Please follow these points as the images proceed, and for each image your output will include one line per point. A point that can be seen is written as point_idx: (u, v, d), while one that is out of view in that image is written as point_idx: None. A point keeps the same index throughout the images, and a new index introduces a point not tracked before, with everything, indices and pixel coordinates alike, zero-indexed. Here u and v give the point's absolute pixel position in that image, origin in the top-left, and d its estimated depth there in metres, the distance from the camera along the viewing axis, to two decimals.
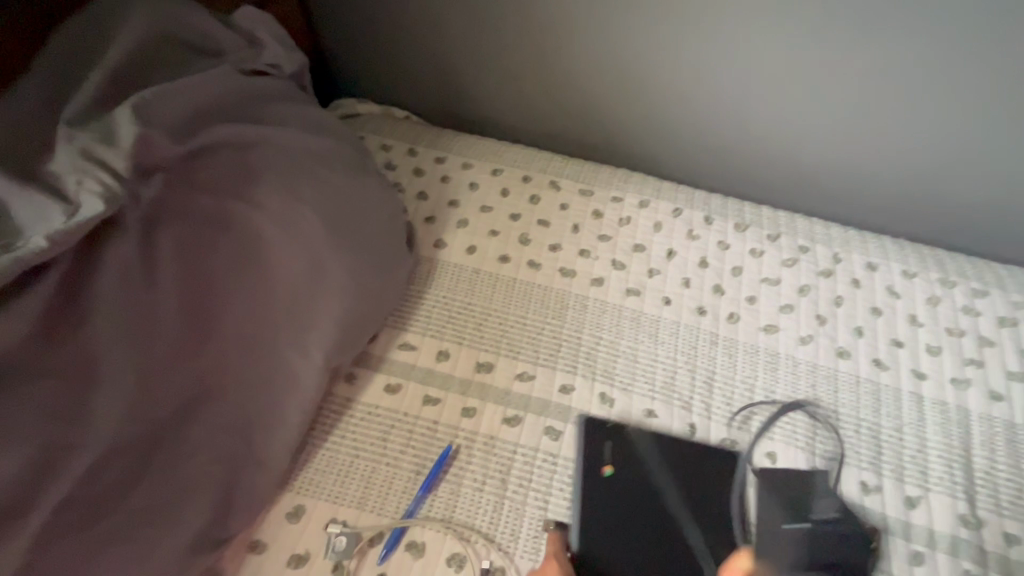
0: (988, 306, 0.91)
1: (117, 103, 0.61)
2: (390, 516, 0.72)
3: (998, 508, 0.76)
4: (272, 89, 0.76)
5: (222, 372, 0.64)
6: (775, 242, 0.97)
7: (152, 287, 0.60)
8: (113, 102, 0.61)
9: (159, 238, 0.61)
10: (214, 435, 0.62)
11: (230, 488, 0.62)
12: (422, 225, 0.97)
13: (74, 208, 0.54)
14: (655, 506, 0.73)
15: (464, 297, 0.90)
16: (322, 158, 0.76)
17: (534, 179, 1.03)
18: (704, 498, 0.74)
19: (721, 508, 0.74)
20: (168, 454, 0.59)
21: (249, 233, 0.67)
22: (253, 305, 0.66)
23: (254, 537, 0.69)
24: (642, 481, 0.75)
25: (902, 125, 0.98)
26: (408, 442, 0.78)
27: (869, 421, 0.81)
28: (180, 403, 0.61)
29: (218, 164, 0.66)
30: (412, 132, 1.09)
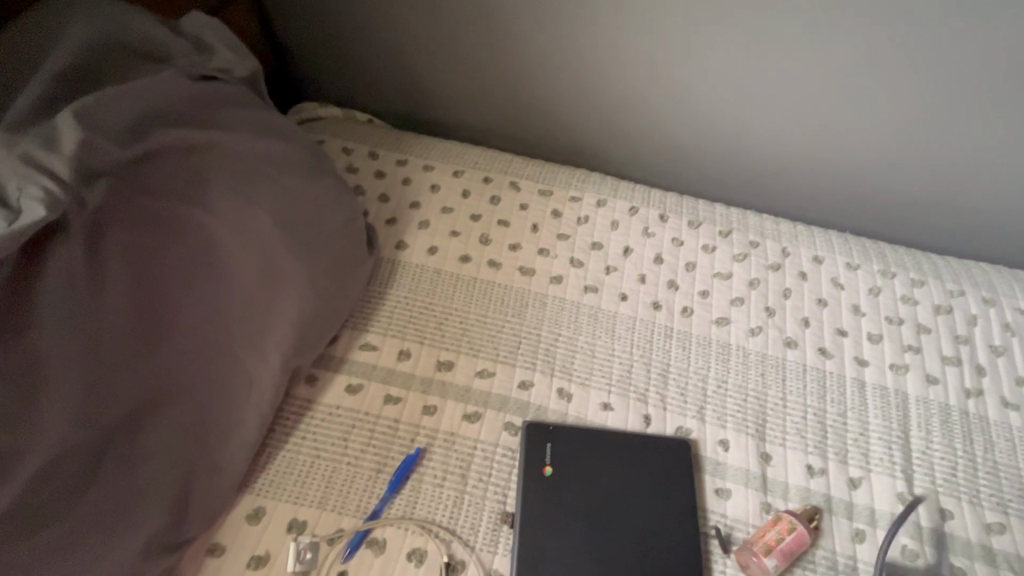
0: (923, 295, 0.94)
1: (58, 108, 0.61)
2: (351, 515, 0.74)
3: (934, 485, 0.79)
4: (224, 94, 0.76)
5: (175, 376, 0.66)
6: (727, 238, 1.00)
7: (100, 294, 0.61)
8: (54, 106, 0.61)
9: (106, 245, 0.62)
10: (168, 439, 0.65)
11: (185, 491, 0.66)
12: (384, 227, 0.98)
13: (16, 215, 0.54)
14: (611, 497, 0.76)
15: (425, 298, 0.92)
16: (274, 164, 0.78)
17: (494, 180, 1.05)
18: (659, 488, 0.77)
19: (676, 498, 0.76)
20: (122, 459, 0.61)
21: (200, 239, 0.69)
22: (206, 311, 0.68)
23: (213, 540, 0.71)
24: (598, 473, 0.77)
25: (850, 123, 1.01)
26: (369, 441, 0.79)
27: (814, 407, 0.84)
28: (133, 408, 0.62)
29: (168, 170, 0.67)
30: (374, 136, 1.10)
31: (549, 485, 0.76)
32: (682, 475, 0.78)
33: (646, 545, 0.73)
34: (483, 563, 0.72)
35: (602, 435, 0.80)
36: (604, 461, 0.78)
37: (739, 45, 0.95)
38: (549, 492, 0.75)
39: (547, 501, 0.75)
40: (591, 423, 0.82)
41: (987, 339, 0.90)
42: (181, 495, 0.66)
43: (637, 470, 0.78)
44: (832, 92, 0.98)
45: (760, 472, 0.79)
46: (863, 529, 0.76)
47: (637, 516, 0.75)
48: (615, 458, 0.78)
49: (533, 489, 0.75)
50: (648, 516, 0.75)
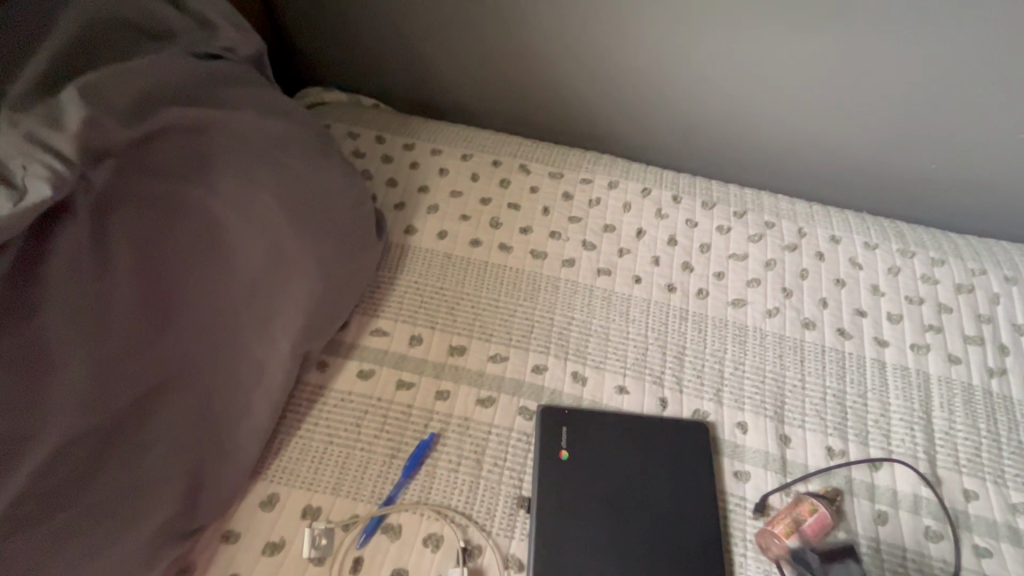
0: (943, 275, 0.92)
1: (61, 84, 0.60)
2: (365, 501, 0.73)
3: (957, 465, 0.78)
4: (226, 73, 0.75)
5: (184, 362, 0.65)
6: (742, 218, 0.98)
7: (107, 277, 0.59)
8: (56, 82, 0.60)
9: (111, 226, 0.60)
10: (178, 424, 0.64)
11: (196, 476, 0.66)
12: (392, 212, 0.97)
13: (21, 194, 0.53)
14: (629, 480, 0.74)
15: (436, 282, 0.90)
16: (279, 145, 0.76)
17: (503, 163, 1.03)
18: (677, 471, 0.75)
19: (694, 480, 0.75)
20: (130, 445, 0.60)
21: (207, 222, 0.67)
22: (213, 295, 0.67)
23: (227, 528, 0.70)
24: (615, 457, 0.76)
25: (868, 101, 0.98)
26: (382, 426, 0.78)
27: (834, 388, 0.83)
28: (141, 393, 0.61)
29: (171, 151, 0.66)
30: (381, 120, 1.08)
31: (565, 469, 0.75)
32: (699, 458, 0.77)
33: (664, 528, 0.72)
34: (499, 548, 0.71)
35: (619, 419, 0.79)
36: (620, 445, 0.77)
37: (755, 21, 0.93)
38: (566, 476, 0.74)
39: (564, 485, 0.74)
40: (607, 407, 0.81)
41: (1010, 318, 0.88)
42: (192, 480, 0.66)
43: (655, 453, 0.77)
44: (850, 67, 0.95)
45: (779, 455, 0.78)
46: (885, 511, 0.74)
47: (656, 500, 0.74)
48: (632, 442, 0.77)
49: (549, 474, 0.74)
50: (665, 499, 0.74)
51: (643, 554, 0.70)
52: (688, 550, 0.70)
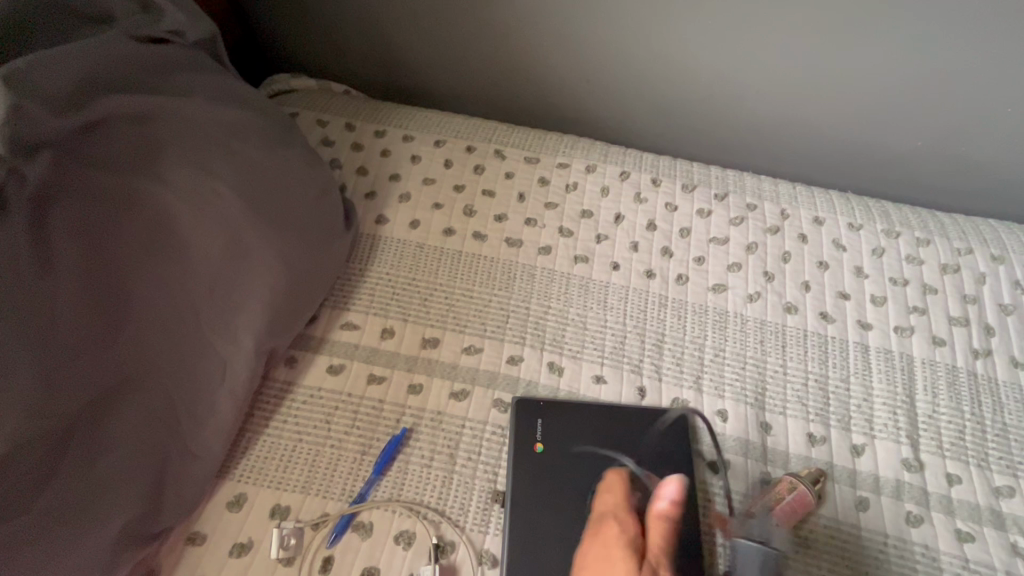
0: (928, 254, 0.90)
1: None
2: (336, 499, 0.71)
3: (940, 449, 0.76)
4: (171, 57, 0.72)
5: (140, 360, 0.63)
6: (722, 201, 0.95)
7: (50, 274, 0.56)
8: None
9: (53, 220, 0.57)
10: (135, 425, 0.62)
11: (158, 477, 0.64)
12: (363, 201, 0.94)
13: None
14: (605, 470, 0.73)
15: (408, 273, 0.88)
16: (234, 134, 0.73)
17: (478, 149, 1.00)
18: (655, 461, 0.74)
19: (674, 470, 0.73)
20: (86, 448, 0.58)
21: (159, 213, 0.65)
22: (169, 291, 0.65)
23: (193, 529, 0.69)
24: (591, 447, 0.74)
25: (853, 75, 0.95)
26: (353, 423, 0.76)
27: (816, 373, 0.81)
28: (95, 394, 0.59)
29: (117, 142, 0.63)
30: (350, 106, 1.05)
31: (542, 459, 0.73)
32: (677, 447, 0.75)
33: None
34: (473, 544, 0.69)
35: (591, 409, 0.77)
36: (598, 435, 0.75)
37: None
38: (541, 468, 0.73)
39: (539, 478, 0.72)
40: (584, 397, 0.79)
41: (996, 298, 0.86)
42: (154, 481, 0.64)
43: (633, 443, 0.75)
44: (834, 40, 0.91)
45: (759, 442, 0.77)
46: (866, 497, 0.73)
47: None
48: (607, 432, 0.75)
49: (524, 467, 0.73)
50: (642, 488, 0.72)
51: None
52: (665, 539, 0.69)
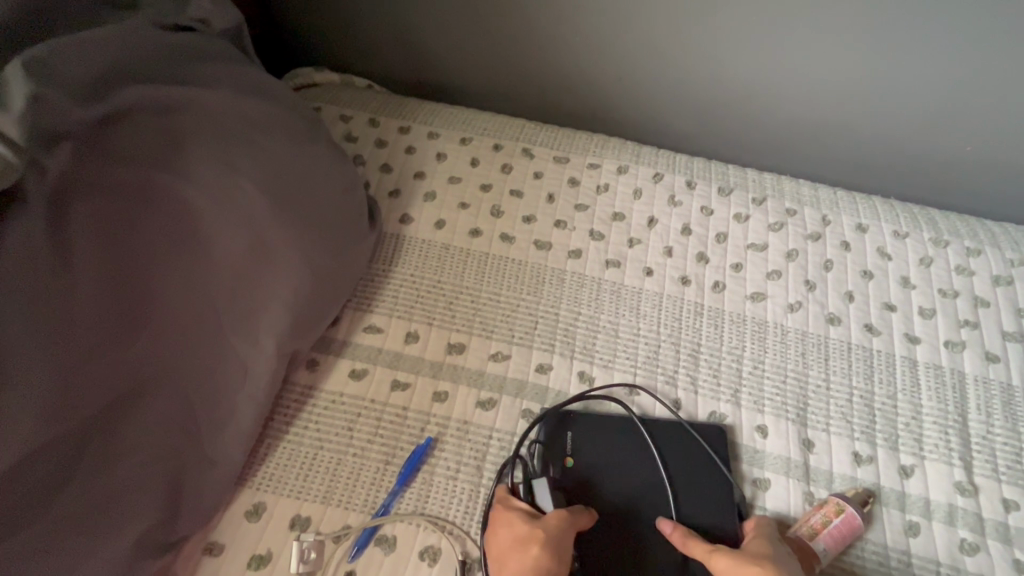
0: (979, 265, 0.85)
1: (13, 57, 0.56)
2: (358, 510, 0.68)
3: (996, 473, 0.72)
4: (198, 48, 0.69)
5: (158, 364, 0.60)
6: (761, 206, 0.91)
7: (68, 273, 0.54)
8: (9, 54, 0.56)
9: (72, 216, 0.55)
10: (152, 432, 0.59)
11: (174, 486, 0.61)
12: (387, 200, 0.91)
13: None
14: (639, 488, 0.69)
15: (433, 275, 0.85)
16: (259, 127, 0.70)
17: (505, 147, 0.97)
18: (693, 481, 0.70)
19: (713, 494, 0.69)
20: (102, 454, 0.56)
21: (181, 211, 0.62)
22: (189, 292, 0.62)
23: (211, 539, 0.66)
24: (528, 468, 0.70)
25: (902, 74, 0.90)
26: (376, 431, 0.73)
27: (861, 389, 0.77)
28: (110, 400, 0.56)
29: (139, 134, 0.60)
30: (374, 101, 1.02)
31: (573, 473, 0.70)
32: (712, 466, 0.71)
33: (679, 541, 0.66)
34: None
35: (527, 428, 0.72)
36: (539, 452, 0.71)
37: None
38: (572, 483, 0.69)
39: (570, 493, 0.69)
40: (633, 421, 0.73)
41: None
42: (171, 490, 0.61)
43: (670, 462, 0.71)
44: (882, 38, 0.87)
45: (802, 461, 0.73)
46: (916, 522, 0.69)
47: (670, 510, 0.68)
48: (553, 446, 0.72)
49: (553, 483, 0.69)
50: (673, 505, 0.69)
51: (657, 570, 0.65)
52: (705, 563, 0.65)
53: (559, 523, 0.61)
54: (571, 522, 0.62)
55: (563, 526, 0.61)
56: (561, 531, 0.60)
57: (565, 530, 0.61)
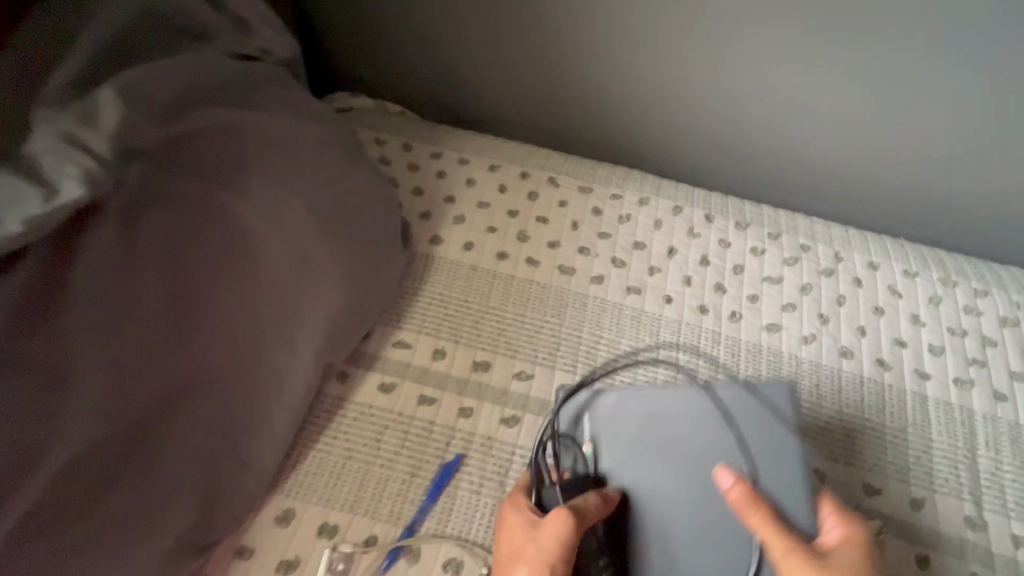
0: (985, 309, 0.88)
1: (102, 81, 0.59)
2: (384, 520, 0.70)
3: (1004, 508, 0.74)
4: (260, 76, 0.74)
5: (205, 370, 0.62)
6: (776, 241, 0.95)
7: (132, 280, 0.58)
8: (100, 78, 0.59)
9: (140, 228, 0.59)
10: (194, 434, 0.62)
11: (211, 487, 0.63)
12: (418, 221, 0.95)
13: (53, 193, 0.51)
14: (697, 462, 0.62)
15: (460, 295, 0.88)
16: (311, 150, 0.74)
17: (532, 175, 1.01)
18: (759, 457, 0.61)
19: (786, 468, 0.60)
20: (148, 453, 0.58)
21: (236, 225, 0.65)
22: (238, 301, 0.65)
23: (242, 542, 0.68)
24: (569, 449, 0.67)
25: (914, 123, 0.95)
26: (402, 443, 0.76)
27: (873, 421, 0.80)
28: (160, 402, 0.59)
29: (205, 153, 0.65)
30: (408, 127, 1.07)
31: (619, 454, 0.64)
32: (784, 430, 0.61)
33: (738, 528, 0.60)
34: None
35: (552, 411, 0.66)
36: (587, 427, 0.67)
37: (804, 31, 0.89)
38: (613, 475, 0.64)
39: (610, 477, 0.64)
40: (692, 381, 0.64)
41: None
42: (207, 493, 0.63)
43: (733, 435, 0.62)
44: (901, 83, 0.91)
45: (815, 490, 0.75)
46: (927, 554, 0.71)
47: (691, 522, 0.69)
48: (603, 418, 0.66)
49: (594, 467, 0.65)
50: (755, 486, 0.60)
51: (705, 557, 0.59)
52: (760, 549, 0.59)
53: (553, 533, 0.56)
54: (571, 527, 0.56)
55: (557, 535, 0.55)
56: (559, 541, 0.55)
57: (564, 538, 0.55)
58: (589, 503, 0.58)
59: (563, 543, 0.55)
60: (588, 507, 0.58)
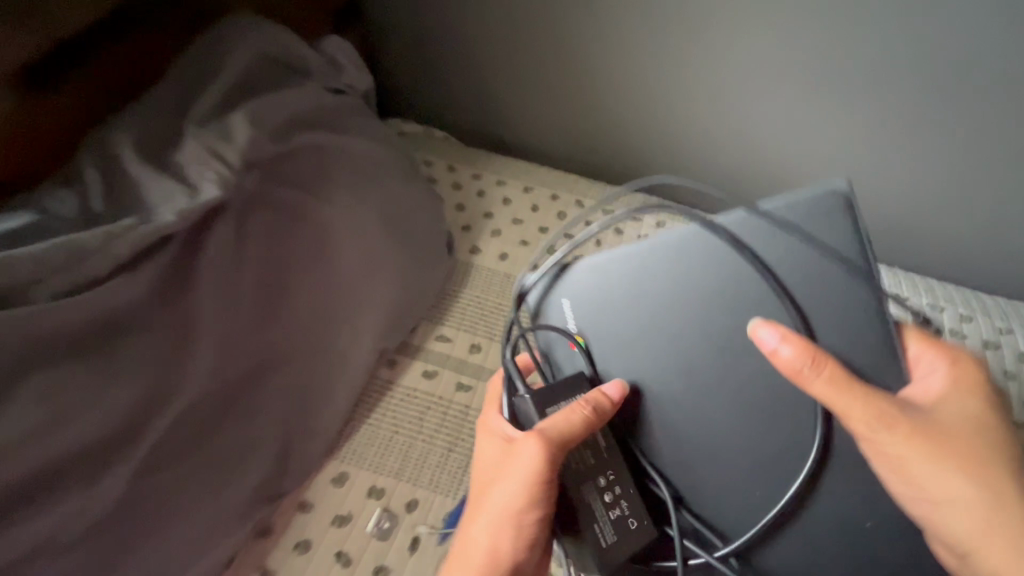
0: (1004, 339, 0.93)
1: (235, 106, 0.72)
2: (425, 487, 0.81)
3: None
4: (347, 105, 0.87)
5: (289, 344, 0.74)
6: None
7: (241, 266, 0.70)
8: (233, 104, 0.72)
9: (249, 224, 0.72)
10: (276, 398, 0.73)
11: (285, 446, 0.74)
12: (459, 233, 1.08)
13: (196, 193, 0.64)
14: (715, 315, 0.52)
15: (495, 299, 1.00)
16: (381, 167, 0.88)
17: (562, 197, 1.14)
18: (802, 293, 0.49)
19: (838, 316, 0.49)
20: (242, 411, 0.70)
21: (322, 226, 0.78)
22: (318, 289, 0.77)
23: (303, 497, 0.79)
24: (550, 334, 0.58)
25: None
26: (442, 422, 0.86)
27: None
28: (254, 368, 0.71)
29: (303, 166, 0.78)
30: (453, 151, 1.20)
31: (616, 326, 0.55)
32: (850, 227, 0.49)
33: (799, 399, 0.51)
34: None
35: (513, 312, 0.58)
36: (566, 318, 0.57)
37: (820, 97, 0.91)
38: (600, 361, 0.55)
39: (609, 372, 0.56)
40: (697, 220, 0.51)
41: None
42: (283, 451, 0.74)
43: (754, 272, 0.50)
44: (933, 140, 0.89)
45: None
46: None
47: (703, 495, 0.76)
48: (570, 295, 0.57)
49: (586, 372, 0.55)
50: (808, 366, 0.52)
51: (761, 461, 0.51)
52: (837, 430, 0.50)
53: (527, 464, 0.47)
54: (550, 457, 0.48)
55: (530, 465, 0.47)
56: (539, 475, 0.48)
57: (542, 469, 0.48)
58: (571, 423, 0.49)
59: (543, 467, 0.48)
60: (569, 428, 0.49)
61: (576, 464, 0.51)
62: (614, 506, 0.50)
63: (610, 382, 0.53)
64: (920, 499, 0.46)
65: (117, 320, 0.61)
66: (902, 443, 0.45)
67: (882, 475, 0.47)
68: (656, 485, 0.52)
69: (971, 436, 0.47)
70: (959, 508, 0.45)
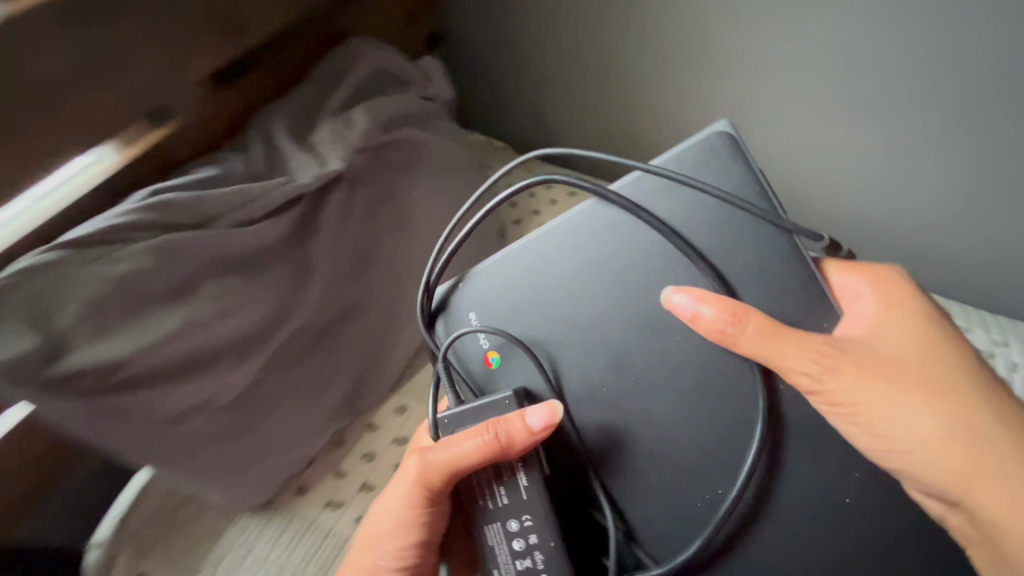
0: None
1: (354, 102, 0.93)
2: None
3: None
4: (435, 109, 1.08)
5: (374, 289, 0.91)
6: None
7: (346, 222, 0.89)
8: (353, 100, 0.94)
9: (356, 190, 0.90)
10: (361, 330, 0.90)
11: (364, 372, 0.91)
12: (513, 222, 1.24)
13: (323, 162, 0.86)
14: (636, 279, 0.57)
15: None
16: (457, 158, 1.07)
17: None
18: (726, 260, 0.55)
19: (761, 276, 0.55)
20: (336, 336, 0.88)
21: (409, 198, 0.96)
22: (401, 248, 0.94)
23: (371, 420, 0.94)
24: (466, 343, 0.61)
25: None
26: None
27: None
28: (348, 303, 0.89)
29: (398, 150, 0.97)
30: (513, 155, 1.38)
31: (532, 314, 0.59)
32: (740, 167, 0.56)
33: (730, 378, 0.55)
34: None
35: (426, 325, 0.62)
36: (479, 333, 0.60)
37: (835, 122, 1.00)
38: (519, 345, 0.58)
39: (537, 391, 0.58)
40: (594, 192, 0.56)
41: None
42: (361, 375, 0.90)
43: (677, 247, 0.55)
44: (937, 168, 0.95)
45: None
46: None
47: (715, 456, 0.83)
48: (479, 301, 0.61)
49: (505, 402, 0.55)
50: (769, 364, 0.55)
51: (707, 469, 0.55)
52: (782, 389, 0.54)
53: (396, 501, 0.57)
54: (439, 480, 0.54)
55: (399, 502, 0.57)
56: (430, 490, 0.55)
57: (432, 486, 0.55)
58: (468, 453, 0.53)
59: (418, 481, 0.55)
60: (466, 458, 0.53)
61: (485, 493, 0.55)
62: (523, 555, 0.54)
63: (529, 411, 0.53)
64: (886, 452, 0.51)
65: (261, 254, 0.80)
66: (851, 387, 0.50)
67: (841, 429, 0.52)
68: (600, 504, 0.56)
69: (915, 359, 0.53)
70: (927, 449, 0.50)
